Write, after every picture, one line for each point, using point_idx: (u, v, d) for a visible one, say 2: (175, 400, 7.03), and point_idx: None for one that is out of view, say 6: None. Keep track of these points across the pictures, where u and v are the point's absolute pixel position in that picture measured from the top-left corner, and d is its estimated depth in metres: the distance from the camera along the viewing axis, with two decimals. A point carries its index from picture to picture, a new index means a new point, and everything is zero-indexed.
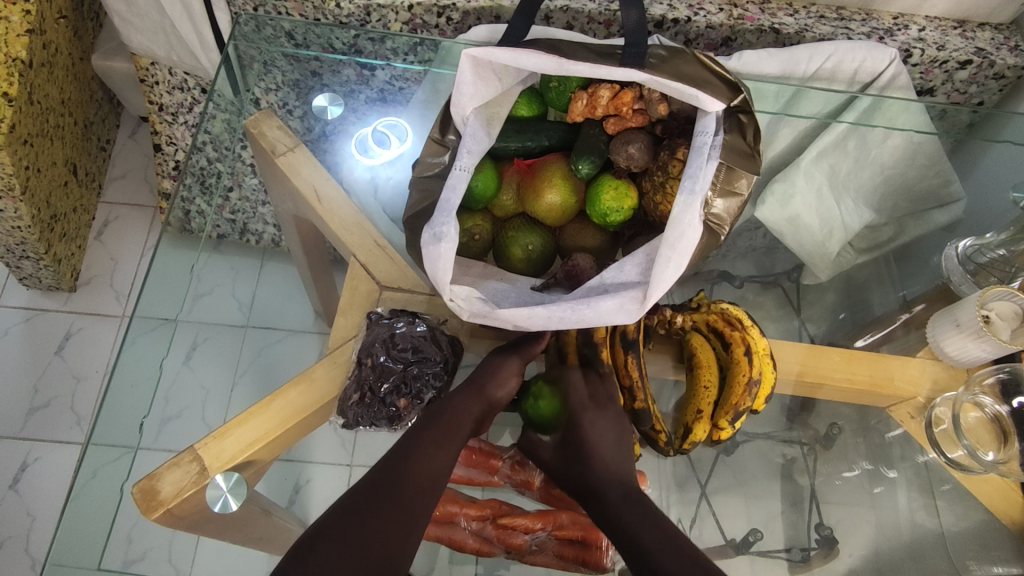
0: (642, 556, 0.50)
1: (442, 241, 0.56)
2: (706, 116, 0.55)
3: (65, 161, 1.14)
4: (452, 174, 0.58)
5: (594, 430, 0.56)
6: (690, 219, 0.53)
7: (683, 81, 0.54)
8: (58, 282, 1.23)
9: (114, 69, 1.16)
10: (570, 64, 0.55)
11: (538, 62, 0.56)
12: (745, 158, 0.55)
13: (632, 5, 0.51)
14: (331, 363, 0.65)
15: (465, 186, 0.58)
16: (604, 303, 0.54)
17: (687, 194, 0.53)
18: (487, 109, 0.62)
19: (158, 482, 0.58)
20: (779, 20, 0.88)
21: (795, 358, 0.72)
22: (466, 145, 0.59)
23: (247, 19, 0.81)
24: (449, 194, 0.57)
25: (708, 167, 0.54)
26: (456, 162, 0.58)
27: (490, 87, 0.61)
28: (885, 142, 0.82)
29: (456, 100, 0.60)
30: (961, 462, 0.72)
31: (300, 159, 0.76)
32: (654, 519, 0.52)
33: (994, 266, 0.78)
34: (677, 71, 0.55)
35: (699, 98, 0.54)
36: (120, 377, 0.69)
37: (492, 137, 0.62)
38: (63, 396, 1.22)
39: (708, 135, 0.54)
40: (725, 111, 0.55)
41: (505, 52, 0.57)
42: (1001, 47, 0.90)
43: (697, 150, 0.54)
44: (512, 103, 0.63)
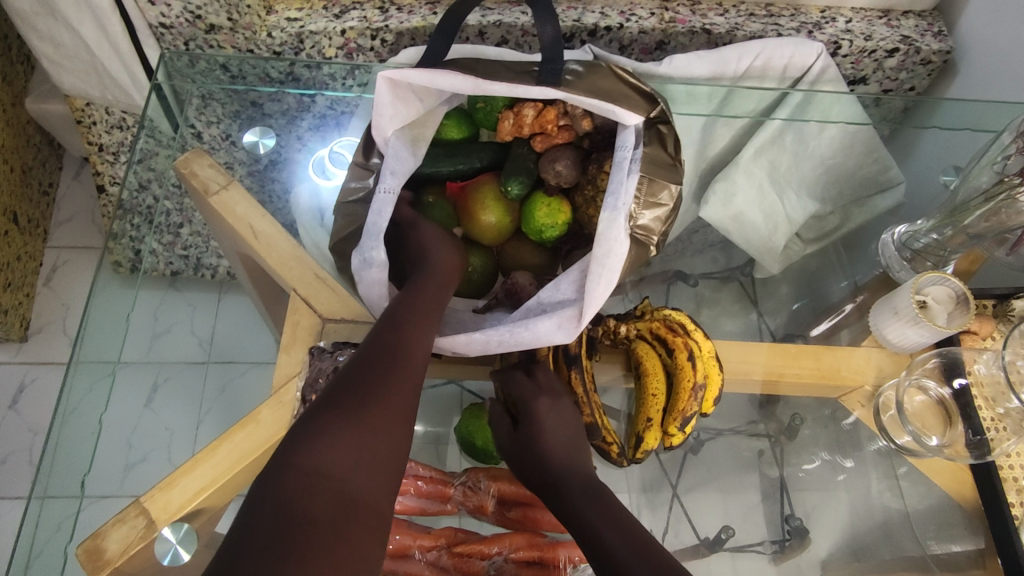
0: (595, 547, 0.51)
1: (372, 266, 0.58)
2: (626, 130, 0.56)
3: (3, 210, 1.11)
4: (377, 196, 0.59)
5: (547, 418, 0.56)
6: (616, 234, 0.53)
7: (601, 97, 0.55)
8: (7, 334, 1.20)
9: (49, 111, 1.14)
10: (485, 84, 0.55)
11: (454, 82, 0.56)
12: (665, 168, 0.56)
13: (547, 19, 0.50)
14: (277, 404, 0.64)
15: (390, 208, 0.59)
16: (540, 324, 0.55)
17: (610, 210, 0.54)
18: (411, 129, 0.62)
19: (103, 540, 0.56)
20: (710, 21, 0.89)
21: (753, 359, 0.73)
22: (389, 166, 0.60)
23: (177, 54, 0.79)
24: (375, 217, 0.59)
25: (628, 181, 0.54)
26: (381, 184, 0.59)
27: (411, 108, 0.60)
28: (821, 134, 0.83)
29: (376, 121, 0.60)
30: (910, 448, 0.73)
31: (233, 198, 0.74)
32: (604, 512, 0.52)
33: (929, 252, 0.78)
34: (594, 87, 0.55)
35: (617, 113, 0.55)
36: (67, 430, 0.66)
37: (417, 157, 0.62)
38: (20, 450, 1.19)
39: (626, 150, 0.55)
40: (644, 123, 0.56)
41: (421, 74, 0.57)
42: (925, 33, 0.92)
43: (618, 165, 0.55)
44: (437, 122, 0.63)
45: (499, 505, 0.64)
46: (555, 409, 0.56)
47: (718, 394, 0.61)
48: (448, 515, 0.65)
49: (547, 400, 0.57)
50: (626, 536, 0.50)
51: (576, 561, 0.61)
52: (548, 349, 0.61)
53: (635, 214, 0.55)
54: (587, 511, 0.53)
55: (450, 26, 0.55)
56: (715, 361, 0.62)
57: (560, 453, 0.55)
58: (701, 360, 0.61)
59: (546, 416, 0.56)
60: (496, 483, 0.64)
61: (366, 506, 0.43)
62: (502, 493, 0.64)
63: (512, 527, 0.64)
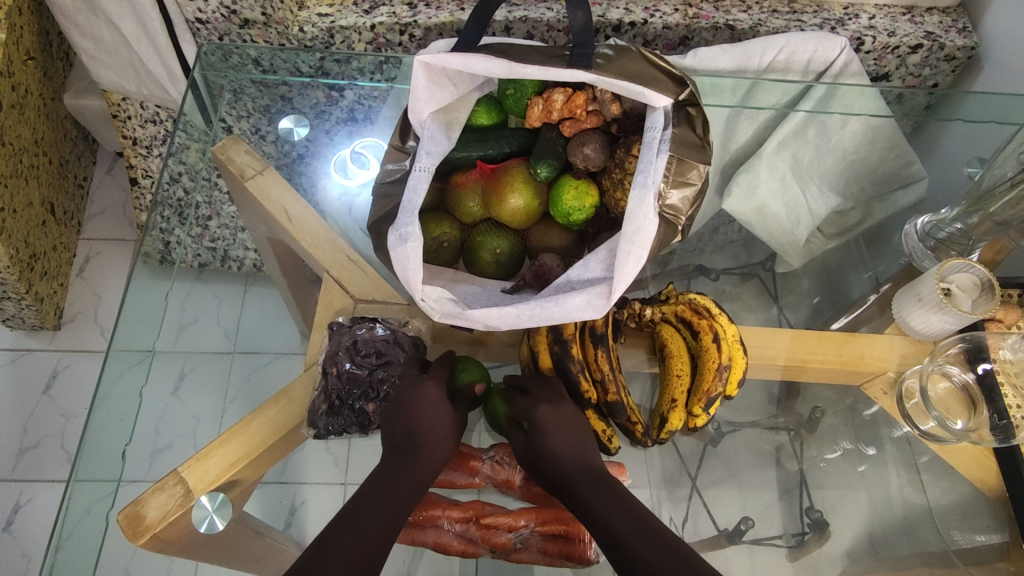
0: (614, 541, 0.50)
1: (408, 241, 0.57)
2: (655, 112, 0.58)
3: (41, 201, 1.15)
4: (413, 174, 0.61)
5: (552, 419, 0.57)
6: (647, 212, 0.55)
7: (631, 79, 0.57)
8: (42, 321, 1.24)
9: (86, 107, 1.17)
10: (519, 67, 0.57)
11: (488, 66, 0.58)
12: (693, 148, 0.57)
13: (578, 6, 0.52)
14: (309, 378, 0.66)
15: (425, 185, 0.61)
16: (573, 299, 0.56)
17: (640, 187, 0.55)
18: (443, 113, 0.64)
19: (143, 507, 0.59)
20: (733, 17, 0.90)
21: (776, 345, 0.73)
22: (425, 147, 0.62)
23: (212, 49, 0.83)
24: (411, 196, 0.60)
25: (658, 160, 0.56)
26: (417, 163, 0.61)
27: (445, 93, 0.63)
28: (844, 127, 0.83)
29: (412, 106, 0.61)
30: (934, 433, 0.74)
31: (269, 181, 0.76)
32: (621, 501, 0.52)
33: (953, 241, 0.78)
34: (624, 70, 0.57)
35: (647, 95, 0.57)
36: (101, 411, 0.69)
37: (451, 140, 0.64)
38: (52, 435, 1.22)
39: (657, 130, 0.57)
40: (673, 105, 0.58)
41: (456, 59, 0.59)
42: (949, 29, 0.93)
43: (647, 145, 0.57)
44: (468, 108, 0.65)
45: (526, 479, 0.65)
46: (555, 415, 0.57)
47: (742, 377, 0.62)
48: (475, 488, 0.66)
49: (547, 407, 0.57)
50: (646, 530, 0.50)
51: None
52: (574, 328, 0.62)
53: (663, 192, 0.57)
54: (605, 503, 0.52)
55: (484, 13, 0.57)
56: (740, 345, 0.63)
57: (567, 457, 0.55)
58: (726, 344, 0.62)
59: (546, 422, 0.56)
60: None
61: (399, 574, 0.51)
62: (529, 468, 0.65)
63: (538, 502, 0.65)
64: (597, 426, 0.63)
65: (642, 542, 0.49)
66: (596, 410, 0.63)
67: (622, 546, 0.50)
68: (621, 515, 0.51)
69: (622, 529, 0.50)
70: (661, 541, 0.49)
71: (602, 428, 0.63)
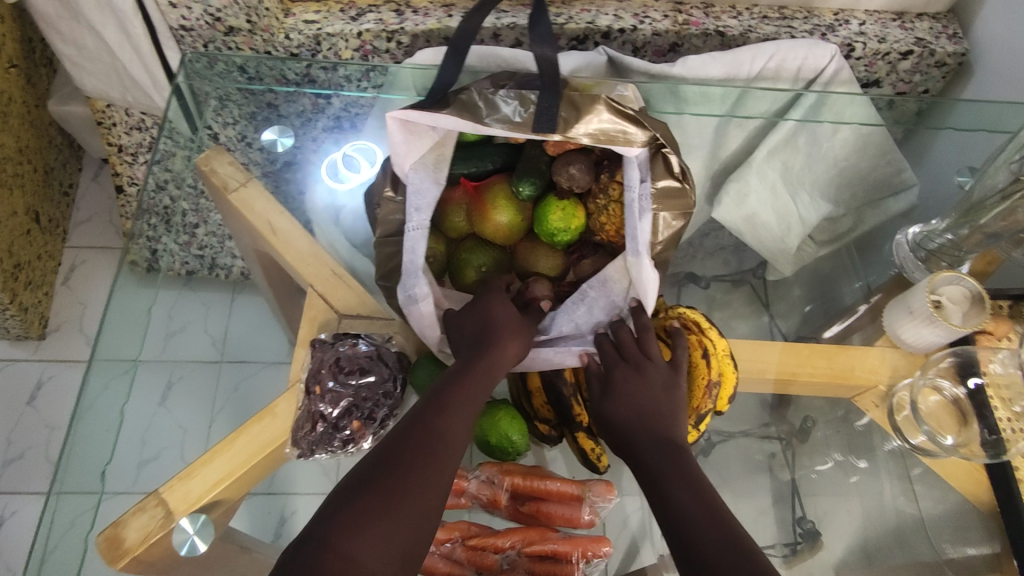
0: (671, 510, 0.51)
1: (419, 302, 0.63)
2: (631, 164, 0.59)
3: (25, 209, 1.13)
4: (407, 235, 0.62)
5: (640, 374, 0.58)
6: (648, 276, 0.60)
7: (601, 139, 0.57)
8: (26, 331, 1.22)
9: (70, 113, 1.16)
10: (483, 127, 0.58)
11: (454, 125, 0.58)
12: (673, 198, 0.60)
13: (544, 43, 0.52)
14: (292, 396, 0.65)
15: (423, 243, 0.62)
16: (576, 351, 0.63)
17: (634, 255, 0.60)
18: (429, 156, 0.62)
19: (122, 529, 0.58)
20: (723, 24, 0.89)
21: (766, 358, 0.73)
22: (413, 203, 0.62)
23: (196, 56, 0.80)
24: (412, 255, 0.63)
25: (643, 224, 0.59)
26: (409, 223, 0.62)
27: (424, 139, 0.61)
28: (835, 135, 0.83)
29: (393, 158, 0.62)
30: (925, 447, 0.73)
31: (252, 194, 0.75)
32: (686, 472, 0.53)
33: (944, 252, 0.78)
34: (590, 128, 0.56)
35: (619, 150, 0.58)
36: (81, 426, 0.67)
37: (440, 181, 0.63)
38: (37, 446, 1.20)
39: (635, 192, 0.58)
40: (647, 152, 0.58)
41: (424, 115, 0.59)
42: (940, 35, 0.92)
43: (630, 208, 0.59)
44: (455, 137, 0.62)
45: (513, 498, 0.65)
46: (635, 379, 0.58)
47: (732, 392, 0.62)
48: (462, 508, 0.66)
49: (630, 371, 0.58)
50: (704, 504, 0.50)
51: (590, 556, 0.62)
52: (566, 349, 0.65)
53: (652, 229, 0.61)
54: (671, 475, 0.52)
55: (460, 44, 0.55)
56: (730, 359, 0.62)
57: (637, 425, 0.56)
58: (714, 360, 0.62)
59: (623, 386, 0.58)
60: (511, 477, 0.64)
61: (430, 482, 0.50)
62: (516, 488, 0.64)
63: (525, 521, 0.65)
64: (586, 445, 0.64)
65: (700, 516, 0.49)
66: (586, 429, 0.64)
67: (678, 515, 0.50)
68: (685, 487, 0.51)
69: (682, 500, 0.51)
70: (718, 521, 0.49)
71: (589, 447, 0.64)
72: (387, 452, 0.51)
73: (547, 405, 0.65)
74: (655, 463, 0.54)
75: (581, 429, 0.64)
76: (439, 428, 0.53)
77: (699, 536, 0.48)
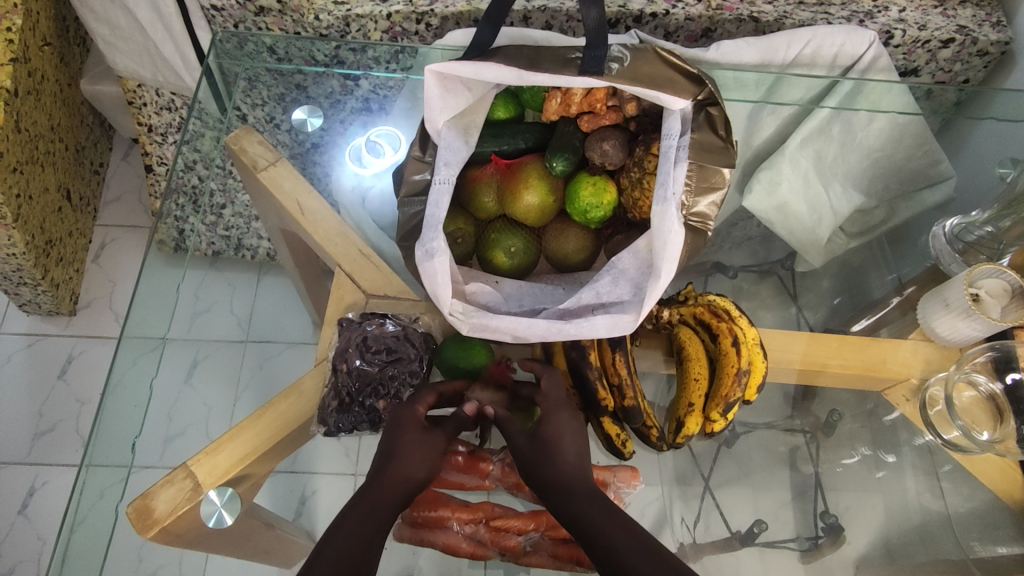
0: (609, 552, 0.50)
1: (435, 257, 0.59)
2: (672, 116, 0.59)
3: (58, 187, 1.15)
4: (433, 188, 0.62)
5: (558, 428, 0.56)
6: (672, 225, 0.56)
7: (646, 84, 0.57)
8: (58, 307, 1.25)
9: (102, 93, 1.17)
10: (529, 75, 0.57)
11: (498, 73, 0.58)
12: (715, 153, 0.58)
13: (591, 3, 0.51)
14: (319, 371, 0.66)
15: (447, 199, 0.62)
16: (598, 318, 0.58)
17: (661, 202, 0.57)
18: (462, 120, 0.64)
19: (152, 501, 0.59)
20: (758, 9, 0.88)
21: (792, 347, 0.72)
22: (443, 158, 0.63)
23: (227, 37, 0.81)
24: (433, 209, 0.61)
25: (676, 171, 0.57)
26: (436, 176, 0.62)
27: (460, 98, 0.62)
28: (870, 125, 0.81)
29: (428, 115, 0.62)
30: (958, 443, 0.72)
31: (282, 173, 0.75)
32: (617, 520, 0.52)
33: (982, 244, 0.77)
34: (635, 73, 0.57)
35: (663, 98, 0.57)
36: (111, 402, 0.68)
37: (470, 145, 0.65)
38: (67, 420, 1.23)
39: (672, 138, 0.58)
40: (691, 107, 0.58)
41: (467, 67, 0.59)
42: (983, 23, 0.90)
43: (665, 155, 0.58)
44: (487, 105, 0.65)
45: None
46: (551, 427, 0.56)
47: (761, 382, 0.62)
48: (485, 489, 0.66)
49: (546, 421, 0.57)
50: (652, 553, 0.49)
51: None
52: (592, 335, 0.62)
53: (689, 202, 0.59)
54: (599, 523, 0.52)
55: (495, 12, 0.55)
56: (760, 349, 0.62)
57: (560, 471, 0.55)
58: (745, 349, 0.62)
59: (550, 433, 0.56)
60: None
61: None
62: None
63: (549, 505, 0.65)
64: (611, 431, 0.64)
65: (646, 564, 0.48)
66: (611, 416, 0.63)
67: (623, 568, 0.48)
68: (622, 537, 0.50)
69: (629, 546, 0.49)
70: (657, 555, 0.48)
71: (615, 433, 0.64)
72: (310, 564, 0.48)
73: (573, 389, 0.64)
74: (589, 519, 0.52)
75: (607, 415, 0.63)
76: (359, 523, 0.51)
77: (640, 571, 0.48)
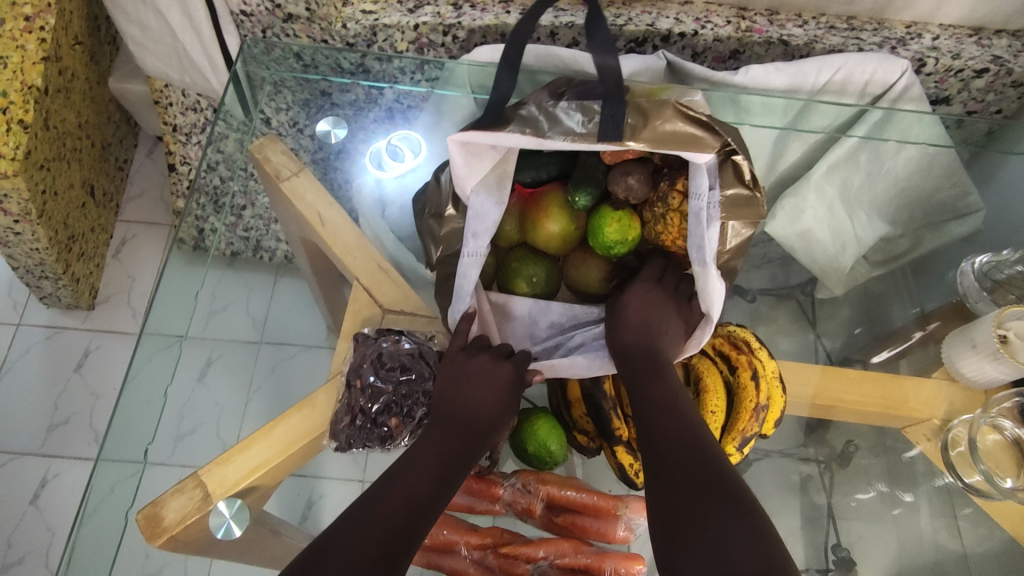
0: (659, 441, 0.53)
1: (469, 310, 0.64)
2: (699, 170, 0.57)
3: (82, 183, 1.16)
4: (462, 260, 0.63)
5: (635, 304, 0.61)
6: (715, 285, 0.58)
7: (671, 145, 0.56)
8: (76, 300, 1.26)
9: (130, 91, 1.18)
10: (548, 143, 0.57)
11: (517, 141, 0.58)
12: (743, 204, 0.58)
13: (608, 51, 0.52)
14: (332, 386, 0.66)
15: (476, 268, 0.63)
16: None
17: (699, 265, 0.58)
18: (491, 175, 0.62)
19: (162, 509, 0.59)
20: (788, 32, 0.87)
21: (808, 381, 0.71)
22: (470, 228, 0.63)
23: (254, 41, 0.80)
24: (463, 279, 0.63)
25: (710, 233, 0.57)
26: (464, 249, 0.63)
27: (485, 159, 0.61)
28: (898, 154, 0.79)
29: (455, 178, 0.62)
30: (979, 488, 0.70)
31: (304, 184, 0.75)
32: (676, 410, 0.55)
33: (1011, 283, 0.78)
34: (658, 135, 0.55)
35: (687, 157, 0.56)
36: (130, 396, 0.68)
37: (502, 201, 0.63)
38: (81, 413, 1.24)
39: (702, 200, 0.56)
40: (717, 159, 0.57)
41: (486, 134, 0.58)
42: (1019, 54, 0.88)
43: (696, 216, 0.57)
44: (516, 153, 0.62)
45: (547, 508, 0.65)
46: (642, 295, 0.61)
47: (779, 416, 0.61)
48: (494, 514, 0.67)
49: (643, 286, 0.62)
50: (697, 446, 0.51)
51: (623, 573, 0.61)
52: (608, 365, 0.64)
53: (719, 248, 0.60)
54: (661, 411, 0.55)
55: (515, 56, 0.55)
56: (778, 382, 0.62)
57: (635, 342, 0.60)
58: (763, 381, 0.61)
59: (634, 297, 0.62)
60: (546, 487, 0.64)
61: (416, 497, 0.53)
62: (551, 498, 0.65)
63: (557, 532, 0.65)
64: (625, 460, 0.63)
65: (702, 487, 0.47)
66: (626, 445, 0.63)
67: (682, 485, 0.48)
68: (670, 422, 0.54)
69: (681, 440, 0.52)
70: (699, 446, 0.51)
71: (629, 462, 0.63)
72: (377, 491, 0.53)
73: (587, 417, 0.65)
74: (659, 427, 0.54)
75: (622, 445, 0.63)
76: (421, 453, 0.56)
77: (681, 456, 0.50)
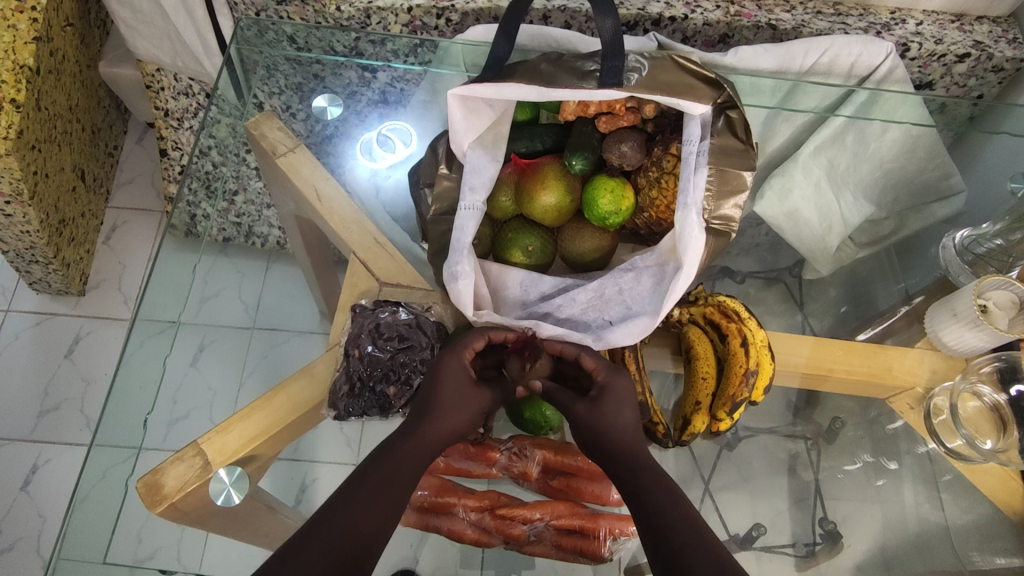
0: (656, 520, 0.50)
1: (459, 279, 0.63)
2: (693, 120, 0.60)
3: (73, 167, 1.16)
4: (459, 213, 0.64)
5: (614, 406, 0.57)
6: (693, 231, 0.59)
7: (665, 92, 0.58)
8: (67, 286, 1.25)
9: (120, 75, 1.18)
10: (550, 91, 0.59)
11: (519, 92, 0.60)
12: (735, 155, 0.60)
13: (607, 15, 0.52)
14: (330, 357, 0.67)
15: (472, 224, 0.64)
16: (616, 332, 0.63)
17: (682, 208, 0.59)
18: (486, 135, 0.66)
19: (161, 477, 0.60)
20: (776, 17, 0.88)
21: (798, 351, 0.73)
22: (468, 181, 0.65)
23: (248, 24, 0.81)
24: (459, 234, 0.64)
25: (697, 177, 0.60)
26: (462, 202, 0.64)
27: (482, 117, 0.65)
28: (883, 135, 0.81)
29: (452, 137, 0.65)
30: (960, 451, 0.74)
31: (301, 160, 0.76)
32: (675, 495, 0.51)
33: (992, 256, 0.80)
34: (654, 81, 0.58)
35: (684, 106, 0.59)
36: (125, 377, 0.69)
37: (495, 159, 0.66)
38: (72, 399, 1.24)
39: (692, 145, 0.60)
40: (713, 111, 0.59)
41: (487, 88, 0.61)
42: (999, 39, 0.90)
43: (686, 161, 0.60)
44: (511, 114, 0.66)
45: (543, 472, 0.67)
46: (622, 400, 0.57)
47: (768, 384, 0.63)
48: (490, 479, 0.68)
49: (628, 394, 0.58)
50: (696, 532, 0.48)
51: (617, 534, 0.63)
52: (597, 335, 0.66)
53: (711, 206, 0.61)
54: (657, 487, 0.52)
55: (512, 24, 0.56)
56: (766, 350, 0.64)
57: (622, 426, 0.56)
58: (753, 349, 0.63)
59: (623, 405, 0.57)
60: (541, 451, 0.66)
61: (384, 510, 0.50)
62: (547, 461, 0.66)
63: (553, 496, 0.67)
64: None
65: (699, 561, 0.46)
66: None
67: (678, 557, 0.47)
68: (669, 499, 0.51)
69: (677, 521, 0.49)
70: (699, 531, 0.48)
71: None
72: (348, 491, 0.50)
73: None
74: (656, 503, 0.50)
75: None
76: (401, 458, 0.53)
77: (681, 542, 0.47)
